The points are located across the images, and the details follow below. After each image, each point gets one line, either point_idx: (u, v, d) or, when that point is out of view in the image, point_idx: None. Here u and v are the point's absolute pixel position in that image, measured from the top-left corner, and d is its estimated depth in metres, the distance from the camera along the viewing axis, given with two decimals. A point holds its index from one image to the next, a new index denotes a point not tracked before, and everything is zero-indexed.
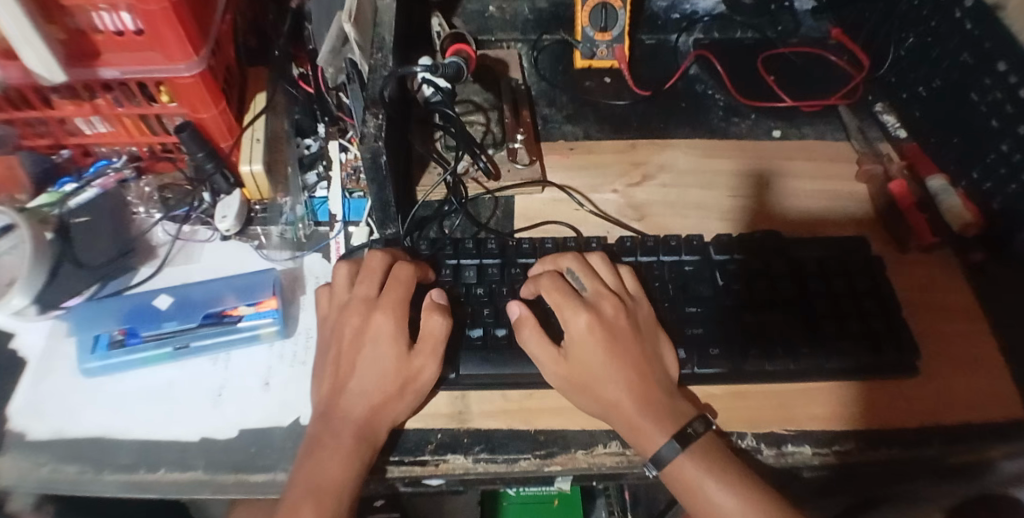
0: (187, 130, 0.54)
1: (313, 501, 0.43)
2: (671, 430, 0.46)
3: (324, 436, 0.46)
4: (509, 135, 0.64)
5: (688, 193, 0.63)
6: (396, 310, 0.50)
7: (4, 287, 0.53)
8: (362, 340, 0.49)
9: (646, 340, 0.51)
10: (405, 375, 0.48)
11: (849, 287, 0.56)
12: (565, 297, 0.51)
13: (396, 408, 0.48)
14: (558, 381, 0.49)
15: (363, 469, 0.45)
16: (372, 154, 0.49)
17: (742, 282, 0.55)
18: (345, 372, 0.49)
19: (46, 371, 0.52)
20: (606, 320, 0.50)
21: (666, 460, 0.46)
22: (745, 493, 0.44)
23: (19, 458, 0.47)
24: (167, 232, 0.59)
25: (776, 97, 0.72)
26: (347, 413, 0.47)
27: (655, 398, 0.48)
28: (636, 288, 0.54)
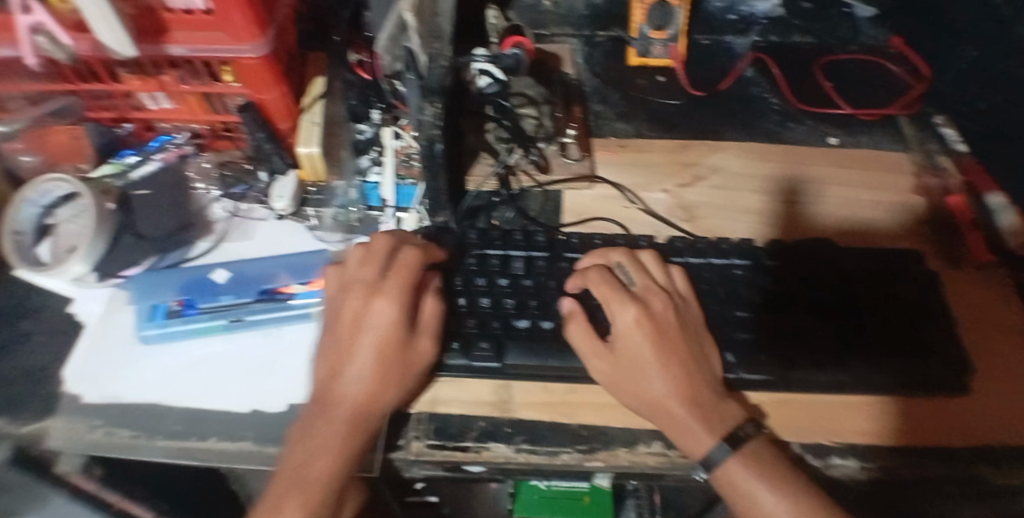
0: (250, 110, 0.56)
1: (292, 495, 0.43)
2: (719, 431, 0.46)
3: (315, 422, 0.45)
4: (560, 131, 0.64)
5: (739, 197, 0.62)
6: (400, 296, 0.49)
7: (64, 252, 0.54)
8: (361, 324, 0.48)
9: (694, 340, 0.50)
10: (404, 359, 0.48)
11: (901, 303, 0.54)
12: (614, 291, 0.51)
13: (389, 393, 0.47)
14: (603, 374, 0.48)
15: (351, 459, 0.45)
16: (428, 142, 0.52)
17: (792, 289, 0.55)
18: (342, 354, 0.48)
19: (101, 337, 0.53)
20: (656, 317, 0.50)
21: (716, 463, 0.45)
22: (800, 505, 0.43)
23: (73, 420, 0.49)
24: (224, 209, 0.60)
25: (833, 103, 0.71)
26: (342, 399, 0.46)
27: (702, 398, 0.47)
28: (686, 289, 0.53)
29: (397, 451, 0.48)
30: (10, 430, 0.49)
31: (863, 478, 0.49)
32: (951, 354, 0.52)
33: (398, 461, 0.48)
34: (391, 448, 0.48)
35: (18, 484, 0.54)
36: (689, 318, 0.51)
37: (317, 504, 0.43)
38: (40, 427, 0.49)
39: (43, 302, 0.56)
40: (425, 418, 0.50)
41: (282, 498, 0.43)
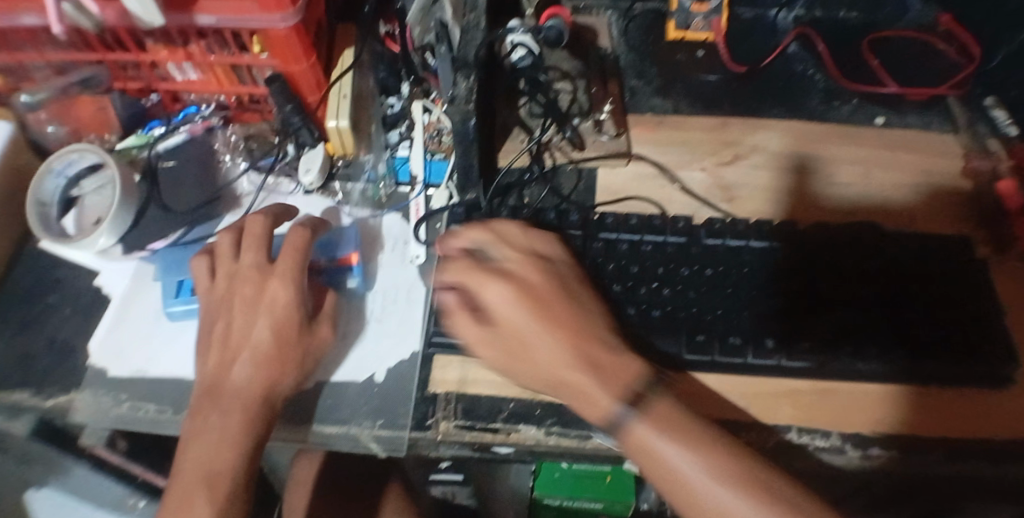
0: (278, 83, 0.54)
1: (203, 490, 0.41)
2: (620, 391, 0.42)
3: (214, 412, 0.44)
4: (597, 106, 0.61)
5: (780, 178, 0.59)
6: (292, 279, 0.48)
7: (91, 224, 0.54)
8: (256, 305, 0.47)
9: (573, 300, 0.47)
10: (300, 342, 0.47)
11: (928, 285, 0.52)
12: (472, 270, 0.47)
13: (287, 379, 0.46)
14: (491, 351, 0.45)
15: (252, 446, 0.43)
16: (462, 118, 0.50)
17: (799, 271, 0.52)
18: (238, 342, 0.46)
19: (126, 312, 0.52)
20: (522, 283, 0.47)
21: (620, 426, 0.41)
22: (704, 450, 0.39)
23: (99, 394, 0.49)
24: (251, 183, 0.58)
25: (880, 81, 0.68)
26: (238, 389, 0.44)
27: (601, 358, 0.43)
28: (557, 254, 0.50)
29: (424, 432, 0.47)
30: (35, 404, 0.49)
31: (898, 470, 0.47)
32: (937, 336, 0.49)
33: (426, 442, 0.47)
34: (418, 428, 0.47)
35: (46, 455, 0.54)
36: (712, 298, 0.51)
37: (226, 498, 0.42)
38: (65, 401, 0.49)
39: (67, 274, 0.55)
40: (454, 398, 0.48)
41: (190, 495, 0.41)
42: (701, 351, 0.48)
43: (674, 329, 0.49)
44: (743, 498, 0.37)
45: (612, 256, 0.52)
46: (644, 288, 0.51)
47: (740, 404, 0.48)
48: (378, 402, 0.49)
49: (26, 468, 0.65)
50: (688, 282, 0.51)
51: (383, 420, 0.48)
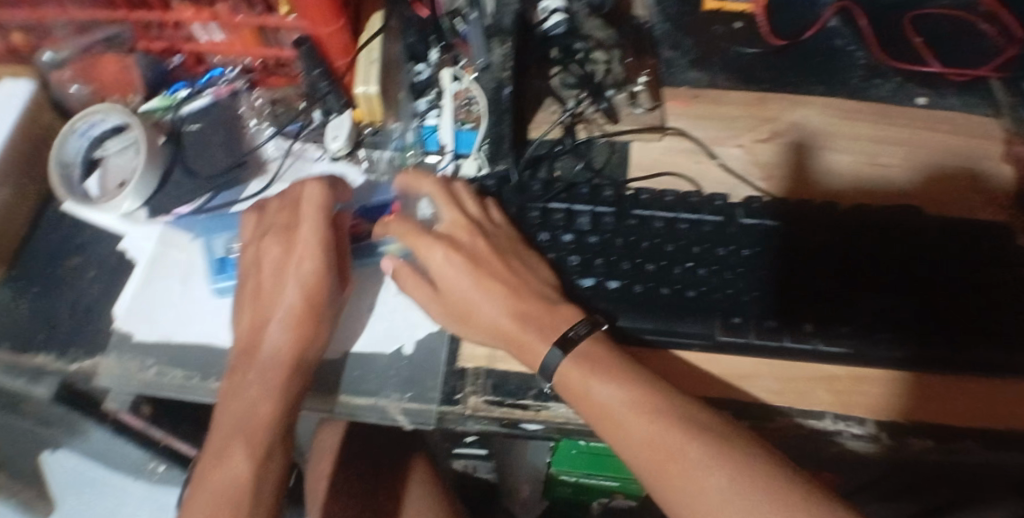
0: (306, 44, 0.53)
1: (240, 439, 0.43)
2: (551, 337, 0.45)
3: (252, 370, 0.45)
4: (632, 77, 0.59)
5: (819, 157, 0.57)
6: (319, 240, 0.49)
7: (115, 186, 0.54)
8: (285, 267, 0.49)
9: (511, 256, 0.49)
10: (331, 301, 0.48)
11: (948, 278, 0.50)
12: (417, 232, 0.49)
13: (318, 337, 0.47)
14: (441, 313, 0.47)
15: (289, 402, 0.45)
16: (496, 85, 0.53)
17: (808, 259, 0.51)
18: (270, 303, 0.48)
19: (151, 276, 0.52)
20: (462, 246, 0.48)
21: (553, 369, 0.44)
22: (630, 385, 0.42)
23: (125, 358, 0.49)
24: (278, 149, 0.57)
25: (924, 60, 0.65)
26: (274, 349, 0.46)
27: (529, 308, 0.46)
28: (501, 216, 0.51)
29: (453, 406, 0.47)
30: (61, 366, 0.49)
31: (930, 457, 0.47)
32: (952, 334, 0.48)
33: (454, 415, 0.47)
34: (447, 402, 0.47)
35: (70, 418, 0.55)
36: (748, 279, 0.49)
37: (261, 448, 0.43)
38: (91, 365, 0.49)
39: (93, 236, 0.55)
40: (484, 373, 0.48)
41: (227, 443, 0.43)
42: (735, 332, 0.47)
43: (708, 310, 0.48)
44: (666, 425, 0.40)
45: (646, 233, 0.51)
46: (678, 269, 0.50)
47: (772, 388, 0.48)
48: (407, 374, 0.48)
49: (48, 429, 0.66)
50: (723, 262, 0.50)
51: (412, 393, 0.47)
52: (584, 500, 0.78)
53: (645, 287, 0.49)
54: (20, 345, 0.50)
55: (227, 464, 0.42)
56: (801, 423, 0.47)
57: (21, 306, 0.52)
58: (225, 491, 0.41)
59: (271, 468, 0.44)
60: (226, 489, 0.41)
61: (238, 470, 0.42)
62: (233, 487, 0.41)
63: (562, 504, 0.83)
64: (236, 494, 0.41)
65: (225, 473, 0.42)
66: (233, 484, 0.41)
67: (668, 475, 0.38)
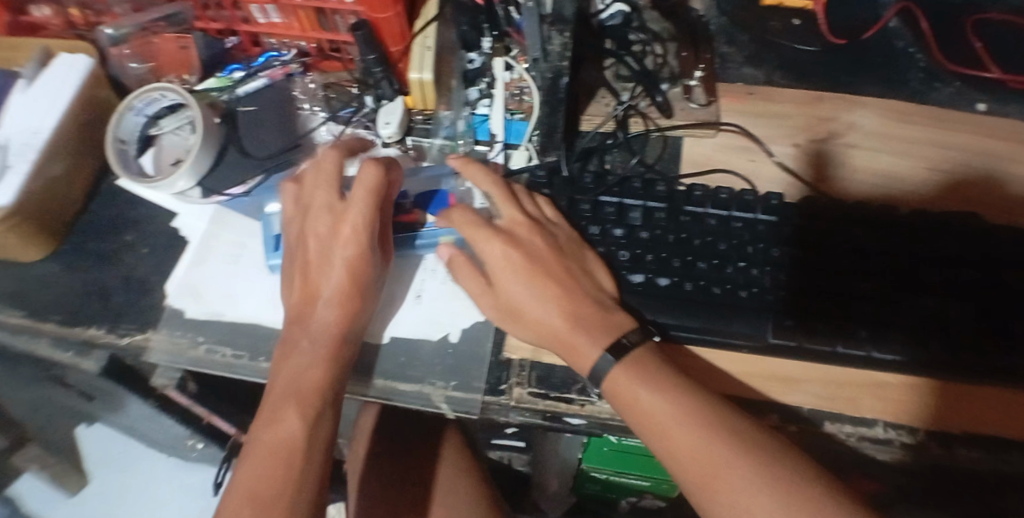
0: (363, 30, 0.52)
1: (293, 406, 0.42)
2: (604, 343, 0.44)
3: (303, 340, 0.45)
4: (687, 71, 0.59)
5: (879, 160, 0.56)
6: (367, 214, 0.46)
7: (170, 164, 0.54)
8: (332, 242, 0.47)
9: (570, 258, 0.48)
10: (377, 275, 0.48)
11: (992, 281, 0.49)
12: (477, 226, 0.48)
13: (365, 312, 0.47)
14: (492, 309, 0.47)
15: (339, 373, 0.44)
16: (553, 74, 0.52)
17: (837, 255, 0.50)
18: (319, 280, 0.47)
19: (204, 255, 0.53)
20: (521, 243, 0.47)
21: (601, 375, 0.43)
22: (681, 397, 0.41)
23: (176, 334, 0.49)
24: (330, 133, 0.57)
25: (981, 65, 0.62)
26: (324, 324, 0.45)
27: (585, 311, 0.45)
28: (554, 214, 0.51)
29: (497, 396, 0.47)
30: (110, 340, 0.49)
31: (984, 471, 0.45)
32: (1014, 346, 0.46)
33: (498, 406, 0.46)
34: (492, 392, 0.47)
35: (114, 392, 0.55)
36: (800, 280, 0.49)
37: (316, 414, 0.42)
38: (142, 339, 0.49)
39: (145, 213, 0.56)
40: (528, 365, 0.48)
41: (280, 409, 0.42)
42: (786, 335, 0.46)
43: (760, 312, 0.47)
44: (709, 437, 0.39)
45: (698, 231, 0.51)
46: (730, 268, 0.49)
47: (823, 394, 0.47)
48: (452, 363, 0.48)
49: (90, 402, 0.67)
50: (778, 264, 0.49)
51: (457, 381, 0.47)
52: (611, 496, 0.79)
53: (696, 286, 0.48)
54: (74, 317, 0.51)
55: (280, 429, 0.41)
56: (854, 432, 0.46)
57: (73, 280, 0.53)
58: (279, 455, 0.40)
59: (322, 433, 0.42)
60: (280, 454, 0.40)
61: (291, 435, 0.41)
62: (288, 451, 0.40)
63: (589, 497, 0.83)
64: (290, 458, 0.40)
65: (280, 438, 0.41)
66: (285, 448, 0.40)
67: (715, 490, 0.38)
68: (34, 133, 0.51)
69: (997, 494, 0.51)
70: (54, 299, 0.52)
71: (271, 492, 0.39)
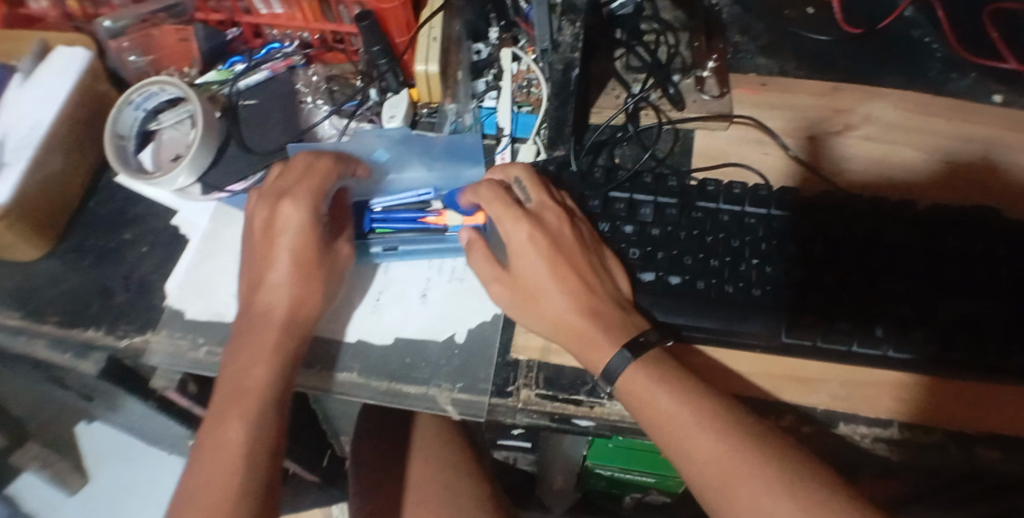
0: (369, 20, 0.51)
1: (233, 407, 0.41)
2: (621, 340, 0.43)
3: (252, 330, 0.44)
4: (699, 62, 0.58)
5: (897, 152, 0.54)
6: (308, 200, 0.47)
7: (170, 160, 0.53)
8: (273, 229, 0.47)
9: (593, 253, 0.46)
10: (325, 260, 0.46)
11: (1011, 278, 0.48)
12: (506, 206, 0.47)
13: (312, 297, 0.45)
14: (505, 295, 0.46)
15: (285, 370, 0.43)
16: (564, 66, 0.48)
17: (845, 250, 0.48)
18: (263, 269, 0.46)
19: (205, 255, 0.52)
20: (548, 228, 0.46)
21: (616, 373, 0.42)
22: (700, 402, 0.40)
23: (176, 335, 0.48)
24: (334, 127, 0.56)
25: (998, 55, 0.60)
26: (264, 309, 0.44)
27: (604, 309, 0.44)
28: (580, 209, 0.49)
29: (504, 398, 0.46)
30: (109, 341, 0.48)
31: (1002, 472, 0.44)
32: None
33: (505, 408, 0.45)
34: (499, 394, 0.46)
35: (113, 392, 0.54)
36: (817, 275, 0.47)
37: (257, 413, 0.41)
38: (142, 341, 0.48)
39: (145, 210, 0.55)
40: (536, 366, 0.47)
41: (222, 415, 0.41)
42: (802, 335, 0.45)
43: (775, 311, 0.46)
44: (730, 446, 0.38)
45: (712, 226, 0.49)
46: (743, 265, 0.48)
47: (839, 394, 0.45)
48: (458, 363, 0.47)
49: (90, 401, 0.66)
50: (792, 261, 0.48)
51: (462, 383, 0.46)
52: (616, 492, 0.78)
53: (709, 283, 0.47)
54: (73, 318, 0.50)
55: (221, 434, 0.40)
56: (868, 433, 0.44)
57: (71, 279, 0.52)
58: (220, 460, 0.39)
59: (265, 434, 0.41)
60: (221, 459, 0.39)
61: (231, 439, 0.40)
62: (228, 456, 0.39)
63: (596, 494, 0.82)
64: (231, 463, 0.39)
65: (220, 442, 0.40)
66: (226, 453, 0.39)
67: (727, 499, 0.37)
68: (34, 126, 0.50)
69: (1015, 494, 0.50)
70: (52, 298, 0.51)
71: (215, 500, 0.38)
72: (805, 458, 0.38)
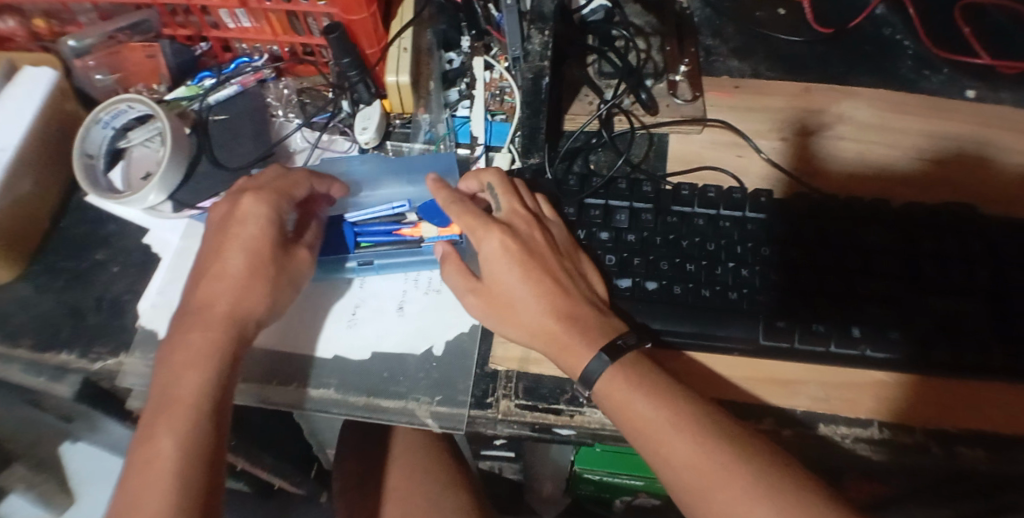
0: (337, 32, 0.50)
1: (163, 417, 0.39)
2: (600, 344, 0.43)
3: (190, 331, 0.42)
4: (671, 66, 0.58)
5: (870, 151, 0.54)
6: (269, 200, 0.46)
7: (140, 179, 0.53)
8: (227, 223, 0.46)
9: (566, 258, 0.46)
10: (279, 262, 0.45)
11: (988, 275, 0.48)
12: (475, 216, 0.46)
13: (255, 295, 0.44)
14: (477, 306, 0.45)
15: (220, 379, 0.41)
16: (534, 75, 0.48)
17: (822, 250, 0.48)
18: (210, 262, 0.45)
19: (177, 273, 0.51)
20: (518, 234, 0.46)
21: (595, 376, 0.42)
22: (678, 404, 0.40)
23: (149, 357, 0.48)
24: (306, 139, 0.56)
25: (970, 51, 0.61)
26: (203, 306, 0.43)
27: (579, 312, 0.44)
28: (556, 215, 0.49)
29: (484, 409, 0.45)
30: (82, 365, 0.48)
31: (984, 470, 0.44)
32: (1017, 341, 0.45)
33: (485, 419, 0.45)
34: (478, 406, 0.45)
35: (90, 415, 0.54)
36: (796, 278, 0.47)
37: (190, 423, 0.39)
38: (115, 364, 0.48)
39: (117, 230, 0.54)
40: (515, 376, 0.46)
41: (150, 428, 0.39)
42: (780, 337, 0.45)
43: (751, 313, 0.46)
44: (714, 447, 0.38)
45: (687, 231, 0.49)
46: (720, 268, 0.48)
47: (820, 395, 0.45)
48: (436, 376, 0.46)
49: (68, 423, 0.65)
50: (768, 263, 0.48)
51: (441, 396, 0.46)
52: (606, 497, 0.76)
53: (686, 288, 0.47)
54: (44, 342, 0.49)
55: (151, 448, 0.38)
56: (849, 433, 0.44)
57: (43, 301, 0.51)
58: (148, 476, 0.37)
59: (198, 447, 0.38)
60: (150, 476, 0.37)
61: (161, 454, 0.37)
62: (156, 471, 0.37)
63: (586, 500, 0.81)
64: (160, 481, 0.36)
65: (148, 457, 0.37)
66: (156, 470, 0.37)
67: (707, 500, 0.37)
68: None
69: (998, 488, 0.50)
70: (22, 322, 0.50)
71: None
72: (777, 460, 0.37)
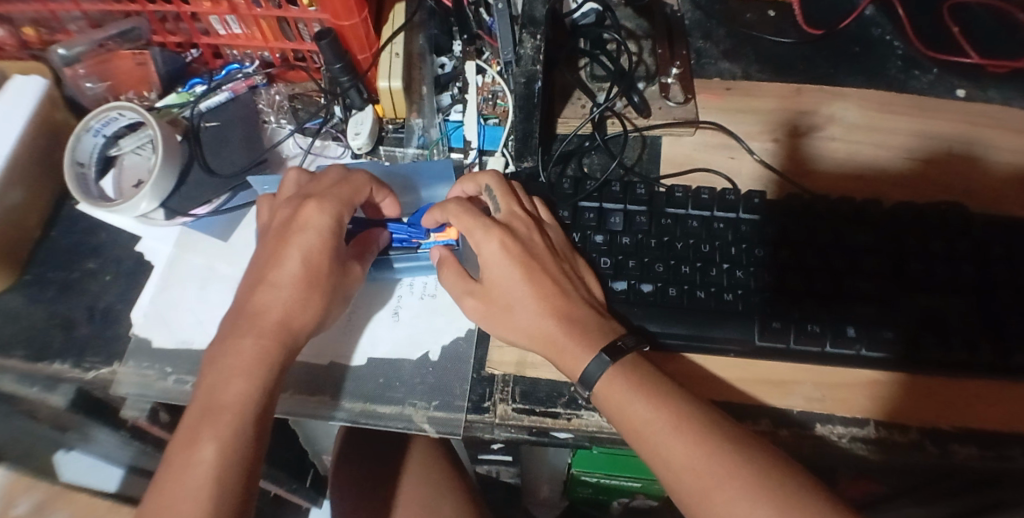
0: (327, 39, 0.49)
1: (208, 423, 0.38)
2: (598, 345, 0.43)
3: (242, 336, 0.41)
4: (662, 69, 0.59)
5: (861, 152, 0.55)
6: (332, 212, 0.45)
7: (132, 187, 0.52)
8: (288, 230, 0.45)
9: (564, 261, 0.46)
10: (334, 274, 0.45)
11: (979, 275, 0.48)
12: (475, 217, 0.45)
13: (309, 310, 0.44)
14: (475, 311, 0.45)
15: (268, 385, 0.41)
16: (527, 79, 0.47)
17: (814, 249, 0.49)
18: (268, 269, 0.44)
19: (171, 281, 0.51)
20: (518, 238, 0.45)
21: (593, 379, 0.42)
22: (678, 406, 0.40)
23: (142, 366, 0.47)
24: (298, 145, 0.57)
25: (960, 51, 0.61)
26: (257, 311, 0.42)
27: (578, 314, 0.44)
28: (552, 218, 0.49)
29: (481, 414, 0.45)
30: (75, 375, 0.47)
31: (978, 468, 0.44)
32: (1010, 339, 0.45)
33: (482, 424, 0.45)
34: (475, 410, 0.45)
35: (83, 426, 0.53)
36: (791, 279, 0.47)
37: (231, 430, 0.38)
38: (108, 373, 0.47)
39: (108, 238, 0.54)
40: (512, 380, 0.46)
41: (194, 431, 0.38)
42: (775, 338, 0.45)
43: (745, 315, 0.46)
44: (721, 452, 0.37)
45: (681, 233, 0.49)
46: (714, 270, 0.48)
47: (815, 395, 0.45)
48: (432, 382, 0.46)
49: (62, 433, 0.64)
50: (761, 264, 0.48)
51: (438, 401, 0.46)
52: (603, 499, 0.76)
53: (680, 290, 0.47)
54: (36, 353, 0.48)
55: (191, 452, 0.37)
56: (845, 433, 0.45)
57: (34, 312, 0.50)
58: (184, 480, 0.36)
59: (236, 456, 0.37)
60: (185, 479, 0.36)
61: (202, 459, 0.37)
62: (196, 477, 0.36)
63: (584, 503, 0.81)
64: (199, 486, 0.36)
65: (187, 461, 0.37)
66: (194, 474, 0.36)
67: (710, 505, 0.36)
68: None
69: (992, 485, 0.50)
70: (13, 334, 0.49)
71: None
72: (780, 462, 0.37)
